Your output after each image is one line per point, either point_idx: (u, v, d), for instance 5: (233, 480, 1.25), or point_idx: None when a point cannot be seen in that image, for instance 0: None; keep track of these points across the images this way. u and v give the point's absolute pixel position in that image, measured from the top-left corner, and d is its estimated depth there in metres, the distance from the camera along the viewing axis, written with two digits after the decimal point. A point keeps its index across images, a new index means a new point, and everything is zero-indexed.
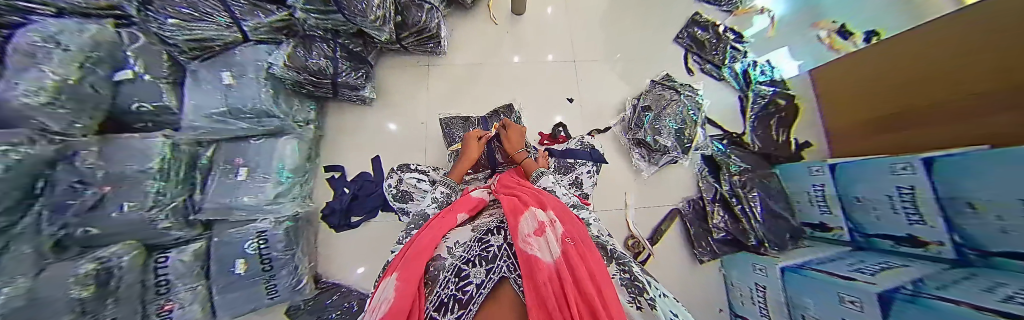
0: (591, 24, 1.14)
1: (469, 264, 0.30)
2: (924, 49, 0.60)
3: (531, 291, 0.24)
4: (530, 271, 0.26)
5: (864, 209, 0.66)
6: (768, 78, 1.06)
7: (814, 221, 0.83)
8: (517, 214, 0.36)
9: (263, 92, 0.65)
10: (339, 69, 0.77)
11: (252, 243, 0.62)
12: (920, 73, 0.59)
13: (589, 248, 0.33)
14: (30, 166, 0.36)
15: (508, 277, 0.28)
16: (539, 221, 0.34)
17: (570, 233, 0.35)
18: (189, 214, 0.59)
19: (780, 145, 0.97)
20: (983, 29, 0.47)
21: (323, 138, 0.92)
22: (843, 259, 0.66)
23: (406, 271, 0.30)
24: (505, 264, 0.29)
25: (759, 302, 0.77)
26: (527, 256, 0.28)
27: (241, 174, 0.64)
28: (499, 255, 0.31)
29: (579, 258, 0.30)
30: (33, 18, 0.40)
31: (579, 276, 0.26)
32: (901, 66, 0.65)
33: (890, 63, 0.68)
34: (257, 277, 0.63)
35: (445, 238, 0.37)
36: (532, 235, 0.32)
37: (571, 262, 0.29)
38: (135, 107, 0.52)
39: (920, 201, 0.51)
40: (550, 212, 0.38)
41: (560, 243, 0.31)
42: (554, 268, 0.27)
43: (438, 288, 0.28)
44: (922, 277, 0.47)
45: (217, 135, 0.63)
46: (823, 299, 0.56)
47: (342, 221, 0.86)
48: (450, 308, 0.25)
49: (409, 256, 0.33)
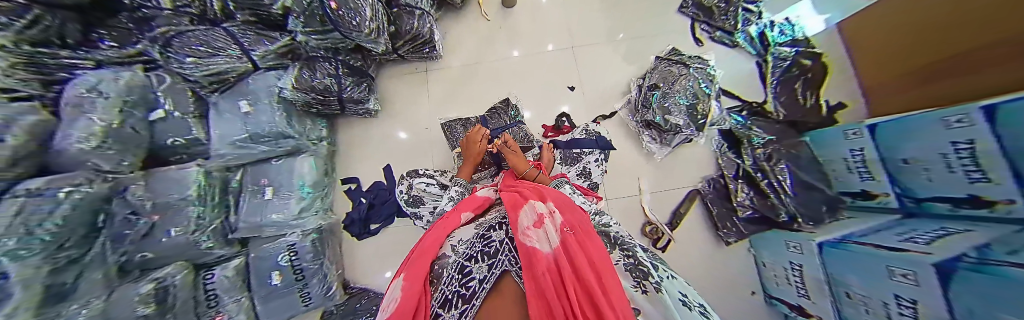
0: (586, 6, 1.10)
1: (472, 261, 0.30)
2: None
3: (531, 283, 0.24)
4: (530, 263, 0.26)
5: (913, 171, 0.59)
6: (789, 38, 0.97)
7: (855, 189, 0.75)
8: (517, 208, 0.36)
9: (278, 115, 0.69)
10: (344, 85, 0.80)
11: (284, 255, 0.67)
12: (950, 17, 0.54)
13: (592, 236, 0.32)
14: (90, 202, 0.41)
15: (510, 271, 0.28)
16: (537, 213, 0.33)
17: (572, 222, 0.33)
18: (227, 233, 0.64)
19: (809, 109, 0.89)
20: None
21: (337, 153, 0.97)
22: (891, 228, 0.59)
23: (412, 270, 0.31)
24: (507, 258, 0.29)
25: (795, 282, 0.72)
26: (527, 249, 0.27)
27: (267, 194, 0.69)
28: (501, 250, 0.31)
29: (579, 247, 0.29)
30: (76, 71, 0.48)
31: (579, 264, 0.26)
32: (926, 13, 0.60)
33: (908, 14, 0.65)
34: (292, 287, 0.69)
35: (450, 237, 0.38)
36: (532, 227, 0.31)
37: (571, 252, 0.28)
38: (170, 142, 0.58)
39: (982, 156, 0.44)
40: (550, 203, 0.37)
41: (560, 233, 0.30)
42: (554, 258, 0.26)
43: (443, 285, 0.29)
44: (988, 242, 0.41)
45: (243, 159, 0.68)
46: (870, 274, 0.51)
47: (363, 229, 0.91)
48: (453, 304, 0.26)
49: (417, 256, 0.34)
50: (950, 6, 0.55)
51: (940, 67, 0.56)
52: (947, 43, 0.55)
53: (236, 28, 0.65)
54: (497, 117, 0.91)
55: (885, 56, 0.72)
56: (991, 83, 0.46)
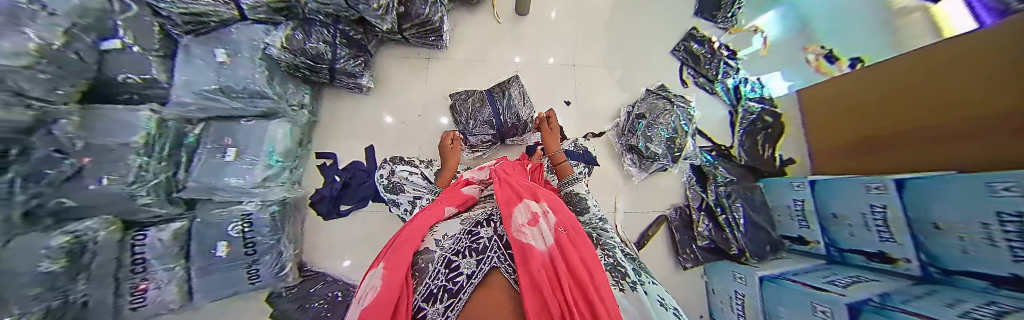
0: (592, 26, 1.16)
1: (459, 255, 0.30)
2: (922, 72, 0.63)
3: (527, 279, 0.26)
4: (525, 259, 0.28)
5: (839, 225, 0.72)
6: (758, 95, 1.10)
7: (793, 234, 0.87)
8: (511, 205, 0.38)
9: (257, 75, 0.65)
10: (338, 55, 0.78)
11: (236, 226, 0.61)
12: (921, 96, 0.61)
13: (579, 234, 0.36)
14: (14, 130, 0.34)
15: (499, 266, 0.29)
16: (531, 212, 0.37)
17: (563, 222, 0.37)
18: (172, 190, 0.56)
19: (766, 160, 1.02)
20: (978, 57, 0.51)
21: (316, 124, 0.91)
22: (820, 271, 0.70)
23: (394, 261, 0.30)
24: (496, 255, 0.30)
25: (737, 308, 0.80)
26: (522, 245, 0.30)
27: (229, 155, 0.62)
28: (489, 246, 0.32)
29: (572, 246, 0.33)
30: None
31: (571, 261, 0.30)
32: (895, 88, 0.69)
33: (874, 87, 0.75)
34: (239, 261, 0.62)
35: (432, 230, 0.38)
36: (526, 225, 0.34)
37: (564, 249, 0.32)
38: (121, 79, 0.49)
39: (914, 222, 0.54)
40: (544, 203, 0.40)
41: (552, 232, 0.34)
42: (549, 257, 0.29)
43: (427, 279, 0.28)
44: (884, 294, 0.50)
45: (208, 112, 0.61)
46: (800, 308, 0.58)
47: (332, 209, 0.85)
48: (438, 298, 0.25)
49: (399, 245, 0.34)
50: (920, 87, 0.62)
51: (896, 138, 0.65)
52: (909, 119, 0.63)
53: None
54: (506, 102, 0.87)
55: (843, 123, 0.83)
56: (951, 158, 0.52)
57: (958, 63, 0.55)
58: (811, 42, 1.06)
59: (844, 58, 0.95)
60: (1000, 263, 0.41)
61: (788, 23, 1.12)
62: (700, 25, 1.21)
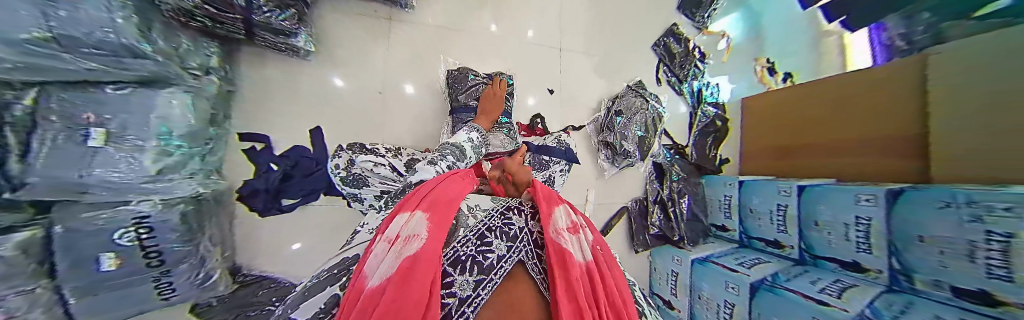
0: (577, 7, 1.09)
1: (492, 235, 0.28)
2: (840, 96, 0.81)
3: (565, 292, 0.21)
4: (563, 265, 0.24)
5: (752, 218, 0.92)
6: (714, 100, 1.22)
7: (717, 222, 1.07)
8: (551, 202, 0.34)
9: (118, 20, 0.42)
10: (258, 9, 0.58)
11: (128, 233, 0.46)
12: (848, 115, 0.78)
13: (614, 263, 0.31)
14: None
15: (525, 262, 0.27)
16: (574, 219, 0.32)
17: (597, 240, 0.33)
18: (0, 191, 0.36)
19: (709, 158, 1.17)
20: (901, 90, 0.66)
21: (236, 96, 0.70)
22: (733, 254, 0.90)
23: (440, 213, 0.26)
24: (524, 249, 0.28)
25: (670, 283, 1.00)
26: (559, 248, 0.26)
27: (94, 138, 0.42)
28: (520, 236, 0.29)
29: (608, 269, 0.28)
30: None
31: (608, 284, 0.25)
32: (816, 107, 0.87)
33: (797, 103, 0.93)
34: (143, 275, 0.49)
35: (468, 197, 0.35)
36: (567, 230, 0.29)
37: (603, 271, 0.26)
38: None
39: (823, 223, 0.70)
40: (582, 216, 0.36)
41: (592, 249, 0.29)
42: (586, 269, 0.25)
43: (455, 244, 0.26)
44: (776, 272, 0.73)
45: (46, 76, 0.36)
46: (713, 280, 0.81)
47: (270, 204, 0.73)
48: (467, 269, 0.23)
49: (437, 199, 0.29)
50: (843, 108, 0.80)
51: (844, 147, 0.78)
52: (859, 131, 0.75)
53: None
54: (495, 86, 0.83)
55: (770, 131, 1.03)
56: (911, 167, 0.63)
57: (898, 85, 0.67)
58: (759, 55, 1.26)
59: (780, 71, 1.21)
60: (909, 262, 0.53)
61: (747, 29, 1.25)
62: (681, 22, 1.23)
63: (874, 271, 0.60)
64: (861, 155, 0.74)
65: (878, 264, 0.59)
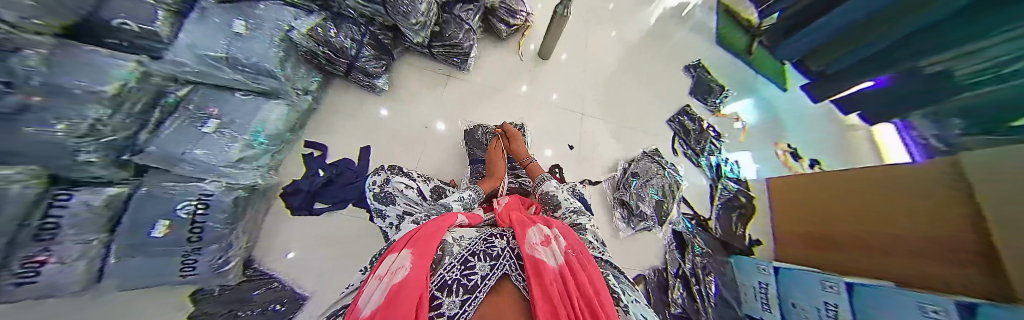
0: (600, 83, 1.28)
1: (475, 257, 0.34)
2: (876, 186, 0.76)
3: (539, 293, 0.29)
4: (538, 274, 0.32)
5: (797, 314, 0.76)
6: (735, 176, 1.22)
7: (756, 314, 0.89)
8: (525, 225, 0.42)
9: (271, 53, 0.63)
10: (362, 54, 0.81)
11: (188, 205, 0.52)
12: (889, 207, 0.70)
13: (589, 263, 0.38)
14: None
15: (510, 274, 0.33)
16: (545, 234, 0.40)
17: (572, 246, 0.41)
18: (122, 153, 0.46)
19: (736, 237, 1.08)
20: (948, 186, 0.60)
21: (315, 112, 0.86)
22: None
23: (421, 248, 0.33)
24: (508, 263, 0.34)
25: None
26: (535, 260, 0.34)
27: (208, 126, 0.56)
28: (502, 254, 0.35)
29: (580, 267, 0.36)
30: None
31: (582, 282, 0.33)
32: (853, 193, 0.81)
33: (830, 188, 0.88)
34: (177, 248, 0.52)
35: (450, 230, 0.41)
36: (539, 244, 0.38)
37: (574, 272, 0.34)
38: (117, 23, 0.41)
39: None
40: (554, 229, 0.44)
41: (563, 254, 0.37)
42: (559, 273, 0.33)
43: (442, 270, 0.32)
44: None
45: (202, 79, 0.54)
46: None
47: (304, 204, 0.78)
48: (454, 291, 0.29)
49: (420, 238, 0.35)
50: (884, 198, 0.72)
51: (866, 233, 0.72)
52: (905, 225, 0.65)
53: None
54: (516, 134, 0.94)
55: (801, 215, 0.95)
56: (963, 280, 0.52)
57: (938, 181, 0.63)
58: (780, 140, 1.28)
59: (805, 157, 1.18)
60: None
61: (764, 116, 1.35)
62: (694, 104, 1.36)
63: None
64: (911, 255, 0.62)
65: None
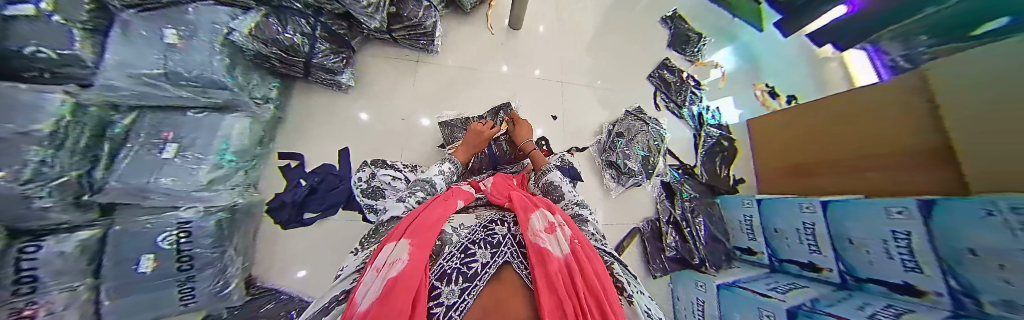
0: (577, 48, 1.24)
1: (475, 245, 0.33)
2: (844, 113, 0.82)
3: (544, 279, 0.28)
4: (542, 263, 0.30)
5: (779, 238, 0.85)
6: (717, 122, 1.25)
7: (742, 245, 0.99)
8: (529, 210, 0.40)
9: (216, 62, 0.57)
10: (317, 49, 0.75)
11: (169, 236, 0.50)
12: (863, 130, 0.75)
13: (592, 254, 0.36)
14: None
15: (511, 262, 0.32)
16: (549, 221, 0.38)
17: (576, 236, 0.38)
18: (83, 193, 0.44)
19: (722, 179, 1.15)
20: (912, 102, 0.64)
21: (282, 122, 0.82)
22: (763, 279, 0.81)
23: (420, 239, 0.31)
24: (509, 251, 0.33)
25: (698, 314, 0.88)
26: (539, 249, 0.32)
27: (167, 151, 0.53)
28: (503, 242, 0.34)
29: (585, 258, 0.34)
30: None
31: (588, 276, 0.30)
32: (827, 122, 0.86)
33: (805, 122, 0.93)
34: (168, 279, 0.52)
35: (450, 220, 0.39)
36: (543, 232, 0.35)
37: (580, 261, 0.33)
38: (29, 52, 0.37)
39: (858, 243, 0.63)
40: (559, 216, 0.41)
41: (569, 243, 0.35)
42: (564, 263, 0.31)
43: (442, 260, 0.30)
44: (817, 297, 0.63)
45: (144, 100, 0.50)
46: (747, 309, 0.70)
47: (293, 217, 0.77)
48: (453, 280, 0.27)
49: (420, 226, 0.34)
50: (856, 123, 0.77)
51: (852, 157, 0.76)
52: (880, 144, 0.69)
53: None
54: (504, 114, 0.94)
55: (782, 151, 1.01)
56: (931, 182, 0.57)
57: (897, 98, 0.68)
58: (758, 81, 1.31)
59: (782, 94, 1.23)
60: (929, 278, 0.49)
61: (740, 64, 1.34)
62: (672, 56, 1.34)
63: (932, 295, 0.49)
64: (887, 170, 0.67)
65: (933, 285, 0.48)
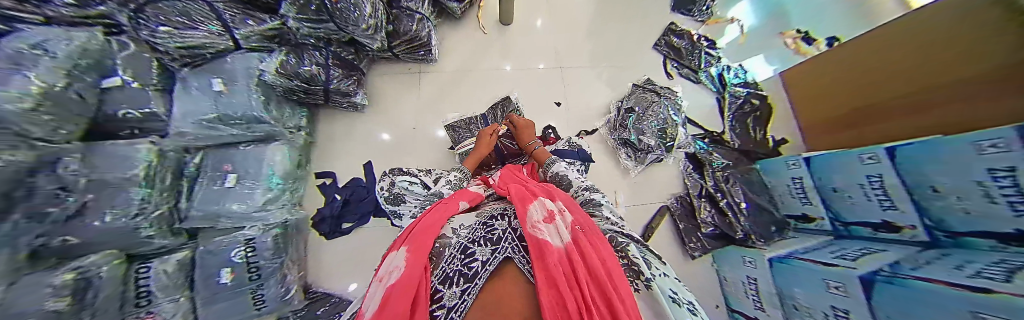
0: (576, 30, 1.20)
1: (475, 243, 0.32)
2: (906, 42, 0.66)
3: (542, 272, 0.25)
4: (541, 255, 0.27)
5: (841, 199, 0.70)
6: (742, 81, 1.12)
7: (798, 212, 0.85)
8: (526, 202, 0.38)
9: (254, 101, 0.66)
10: (332, 76, 0.81)
11: (240, 251, 0.59)
12: (924, 60, 0.60)
13: (599, 240, 0.33)
14: (16, 170, 0.33)
15: (513, 257, 0.30)
16: (547, 210, 0.36)
17: (579, 222, 0.36)
18: (174, 222, 0.57)
19: (759, 142, 1.03)
20: (981, 15, 0.50)
21: (314, 145, 0.93)
22: (825, 247, 0.68)
23: (416, 245, 0.32)
24: (510, 246, 0.31)
25: (751, 295, 0.75)
26: (537, 240, 0.30)
27: (229, 181, 0.63)
28: (504, 238, 0.33)
29: (590, 246, 0.31)
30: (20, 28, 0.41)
31: (592, 262, 0.27)
32: (885, 56, 0.70)
33: (860, 60, 0.77)
34: (242, 287, 0.60)
35: (450, 221, 0.39)
36: (542, 222, 0.33)
37: (582, 249, 0.30)
38: (122, 114, 0.51)
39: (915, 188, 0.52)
40: (559, 202, 0.39)
41: (570, 231, 0.33)
42: (565, 253, 0.28)
43: (444, 263, 0.30)
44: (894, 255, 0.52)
45: (206, 141, 0.63)
46: (817, 288, 0.55)
47: (333, 228, 0.86)
48: (454, 282, 0.26)
49: (418, 234, 0.34)
50: (917, 52, 0.62)
51: (904, 96, 0.63)
52: (937, 75, 0.56)
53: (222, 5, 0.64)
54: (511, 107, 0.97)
55: (827, 99, 0.86)
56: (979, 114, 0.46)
57: (967, 13, 0.53)
58: (785, 29, 1.15)
59: (819, 38, 1.06)
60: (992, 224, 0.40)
61: (761, 15, 1.19)
62: (680, 21, 1.24)
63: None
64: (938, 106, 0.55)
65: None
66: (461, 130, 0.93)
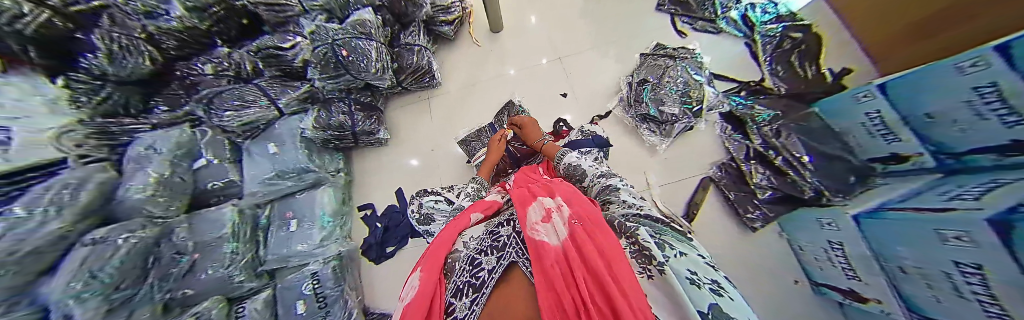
0: (571, 17, 1.19)
1: (482, 254, 0.34)
2: None
3: (541, 276, 0.25)
4: (540, 258, 0.28)
5: (930, 124, 0.47)
6: (773, 15, 0.98)
7: (884, 154, 0.58)
8: (526, 205, 0.38)
9: (299, 156, 0.78)
10: (356, 120, 0.90)
11: (308, 284, 0.69)
12: None
13: (602, 224, 0.30)
14: (137, 251, 0.51)
15: (517, 262, 0.30)
16: (545, 209, 0.35)
17: (580, 211, 0.33)
18: (257, 265, 0.69)
19: (811, 80, 0.85)
20: None
21: (353, 182, 1.05)
22: (937, 188, 0.45)
23: (428, 264, 0.34)
24: (514, 251, 0.32)
25: (841, 265, 0.60)
26: (535, 243, 0.30)
27: (292, 226, 0.75)
28: (509, 243, 0.34)
29: (586, 236, 0.28)
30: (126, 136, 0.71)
31: (588, 254, 0.25)
32: None
33: None
34: (315, 316, 0.68)
35: (462, 235, 0.41)
36: (540, 222, 0.33)
37: (578, 243, 0.28)
38: (209, 185, 0.71)
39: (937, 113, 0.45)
40: (559, 198, 0.37)
41: (567, 225, 0.31)
42: (562, 250, 0.27)
43: (456, 277, 0.32)
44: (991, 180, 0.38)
45: (273, 195, 0.76)
46: (917, 240, 0.42)
47: (379, 253, 0.94)
48: (465, 293, 0.28)
49: (431, 253, 0.37)
50: None
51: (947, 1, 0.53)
52: None
53: (264, 82, 0.84)
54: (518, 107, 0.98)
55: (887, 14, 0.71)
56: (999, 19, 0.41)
57: None
58: None
59: None
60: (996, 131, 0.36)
61: None
62: None
63: None
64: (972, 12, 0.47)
65: None
66: (476, 142, 0.96)
